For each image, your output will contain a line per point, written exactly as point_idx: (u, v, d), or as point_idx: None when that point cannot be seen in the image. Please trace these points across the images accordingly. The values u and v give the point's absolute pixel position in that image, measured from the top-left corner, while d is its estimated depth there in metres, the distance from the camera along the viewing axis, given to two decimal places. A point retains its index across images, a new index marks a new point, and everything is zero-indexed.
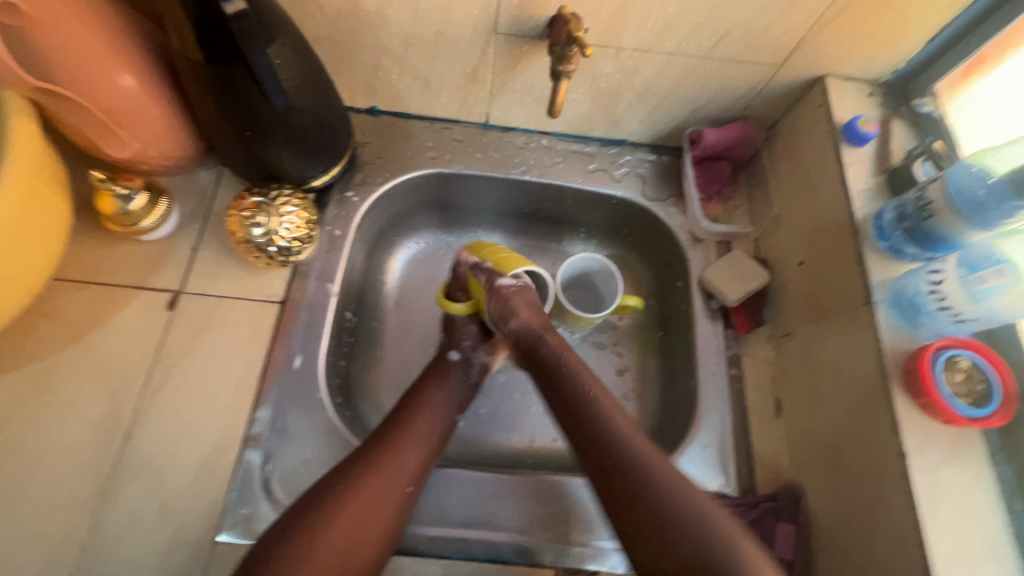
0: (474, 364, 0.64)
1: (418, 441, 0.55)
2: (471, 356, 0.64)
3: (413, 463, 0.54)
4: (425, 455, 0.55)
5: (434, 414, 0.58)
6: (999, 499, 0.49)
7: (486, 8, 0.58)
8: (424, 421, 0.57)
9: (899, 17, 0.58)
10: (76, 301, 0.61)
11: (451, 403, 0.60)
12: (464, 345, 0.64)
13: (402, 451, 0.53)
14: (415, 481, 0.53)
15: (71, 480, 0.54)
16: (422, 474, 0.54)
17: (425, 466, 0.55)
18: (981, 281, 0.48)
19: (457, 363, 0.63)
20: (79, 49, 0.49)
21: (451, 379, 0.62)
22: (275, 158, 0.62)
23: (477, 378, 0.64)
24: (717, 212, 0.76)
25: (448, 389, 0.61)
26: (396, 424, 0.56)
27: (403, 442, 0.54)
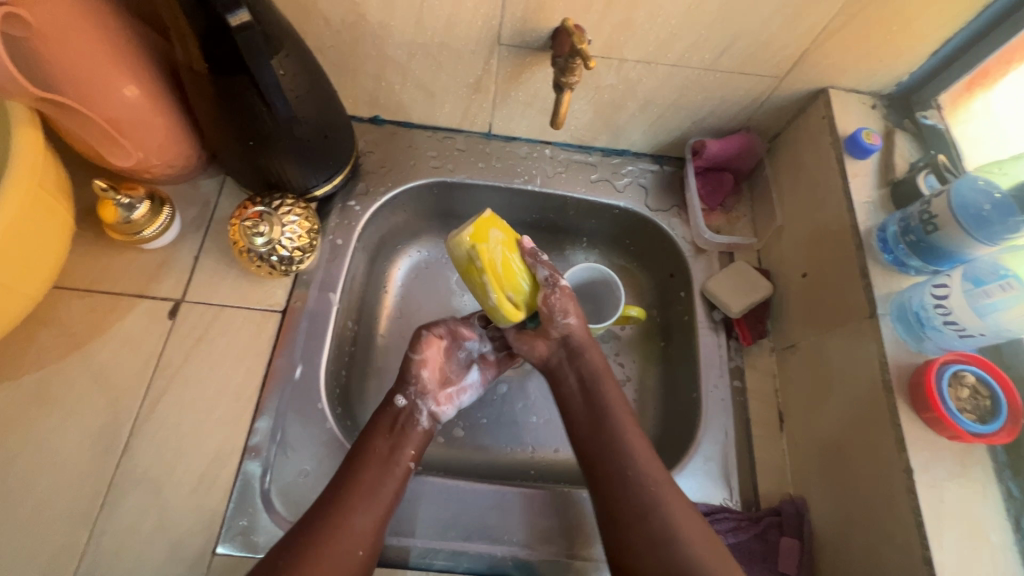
0: (421, 412, 0.59)
1: (368, 501, 0.52)
2: (418, 402, 0.59)
3: (364, 525, 0.51)
4: (378, 513, 0.52)
5: (383, 468, 0.54)
6: (1006, 516, 0.48)
7: (490, 19, 0.59)
8: (371, 477, 0.54)
9: (902, 29, 0.58)
10: (76, 309, 0.61)
11: (400, 452, 0.56)
12: (411, 389, 0.60)
13: (351, 513, 0.51)
14: (367, 544, 0.50)
15: (69, 490, 0.54)
16: (377, 534, 0.52)
17: (379, 526, 0.52)
18: (987, 295, 0.48)
19: (404, 410, 0.59)
20: (83, 60, 0.49)
21: (400, 427, 0.58)
22: (278, 168, 0.62)
23: (427, 426, 0.60)
24: (720, 222, 0.76)
25: (396, 437, 0.57)
26: (345, 482, 0.53)
27: (353, 502, 0.51)
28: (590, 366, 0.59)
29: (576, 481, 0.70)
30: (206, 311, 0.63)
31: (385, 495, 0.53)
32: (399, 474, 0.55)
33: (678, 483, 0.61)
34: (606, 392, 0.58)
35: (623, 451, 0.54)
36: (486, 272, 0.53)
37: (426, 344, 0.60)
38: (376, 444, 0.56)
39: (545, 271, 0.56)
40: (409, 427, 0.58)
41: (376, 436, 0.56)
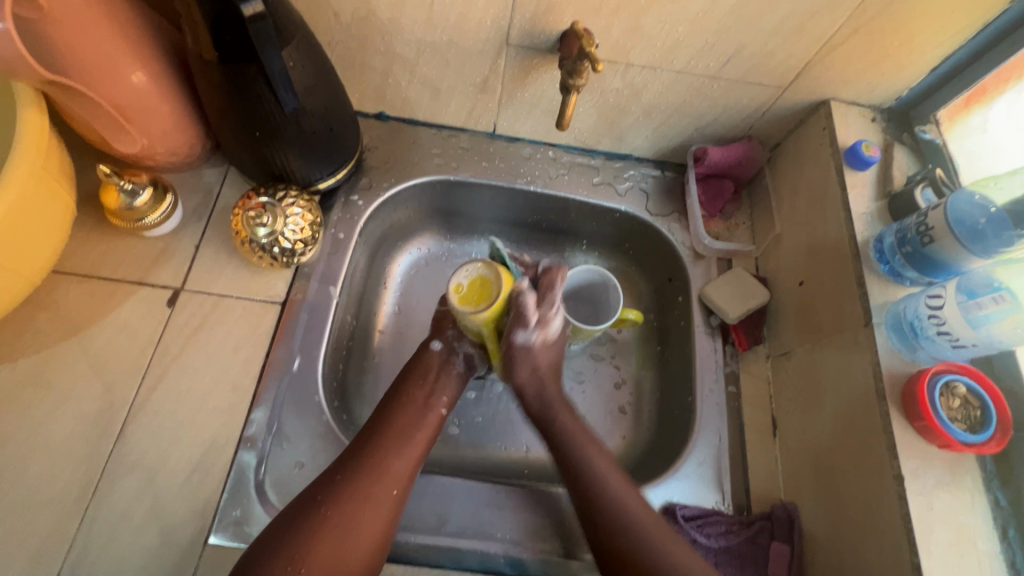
0: (456, 355, 0.63)
1: (402, 444, 0.55)
2: (454, 344, 0.63)
3: (400, 466, 0.54)
4: (412, 456, 0.55)
5: (418, 414, 0.58)
6: (992, 524, 0.49)
7: (499, 19, 0.59)
8: (406, 421, 0.57)
9: (904, 45, 0.59)
10: (74, 294, 0.61)
11: (435, 399, 0.60)
12: (447, 335, 0.64)
13: (388, 454, 0.54)
14: (402, 485, 0.54)
15: (61, 476, 0.54)
16: (410, 476, 0.55)
17: (413, 468, 0.55)
18: (980, 307, 0.49)
19: (440, 353, 0.63)
20: (91, 44, 0.49)
21: (436, 373, 0.62)
22: (283, 160, 0.62)
23: (462, 370, 0.63)
24: (719, 229, 0.77)
25: (431, 386, 0.61)
26: (381, 426, 0.56)
27: (389, 444, 0.55)
28: (564, 430, 0.60)
29: None
30: (205, 300, 0.63)
31: (419, 439, 0.57)
32: (432, 420, 0.59)
33: (672, 484, 0.61)
34: (580, 440, 0.59)
35: (609, 496, 0.54)
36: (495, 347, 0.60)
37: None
38: (412, 392, 0.60)
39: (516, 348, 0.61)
40: (444, 372, 0.62)
41: (411, 384, 0.60)
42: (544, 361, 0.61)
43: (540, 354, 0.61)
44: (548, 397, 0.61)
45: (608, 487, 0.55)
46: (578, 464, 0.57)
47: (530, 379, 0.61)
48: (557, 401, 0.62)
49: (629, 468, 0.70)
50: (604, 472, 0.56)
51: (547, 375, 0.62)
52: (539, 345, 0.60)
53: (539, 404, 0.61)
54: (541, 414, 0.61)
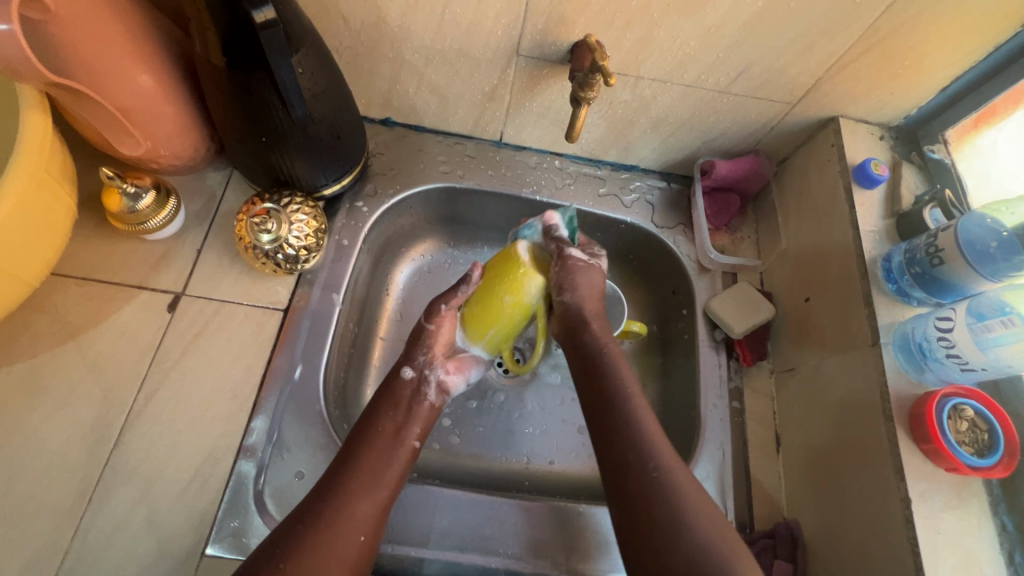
0: (428, 384, 0.60)
1: (372, 485, 0.52)
2: (426, 373, 0.60)
3: (367, 510, 0.51)
4: (379, 497, 0.52)
5: (387, 451, 0.55)
6: (997, 548, 0.49)
7: (510, 30, 0.59)
8: (375, 459, 0.54)
9: (914, 64, 0.59)
10: (73, 297, 0.60)
11: (405, 433, 0.56)
12: (419, 360, 0.60)
13: (354, 496, 0.51)
14: (369, 530, 0.50)
15: (56, 484, 0.53)
16: (379, 518, 0.51)
17: (382, 510, 0.52)
18: (989, 330, 0.49)
19: (411, 383, 0.59)
20: (98, 47, 0.49)
21: (406, 406, 0.58)
22: (289, 166, 0.61)
23: (434, 400, 0.60)
24: (725, 242, 0.77)
25: (402, 418, 0.57)
26: (349, 466, 0.52)
27: (356, 486, 0.51)
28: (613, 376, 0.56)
29: (570, 493, 0.69)
30: (206, 306, 0.62)
31: (389, 478, 0.53)
32: (403, 455, 0.55)
33: None
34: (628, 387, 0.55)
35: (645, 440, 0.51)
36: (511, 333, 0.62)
37: (442, 316, 0.59)
38: (381, 425, 0.56)
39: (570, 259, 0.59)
40: (416, 403, 0.59)
41: (381, 417, 0.57)
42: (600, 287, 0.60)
43: (599, 275, 0.60)
44: (598, 339, 0.58)
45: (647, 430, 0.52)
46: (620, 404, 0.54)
47: (588, 303, 0.58)
48: (609, 340, 0.59)
49: None
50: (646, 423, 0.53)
51: (600, 303, 0.60)
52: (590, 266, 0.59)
53: (592, 344, 0.58)
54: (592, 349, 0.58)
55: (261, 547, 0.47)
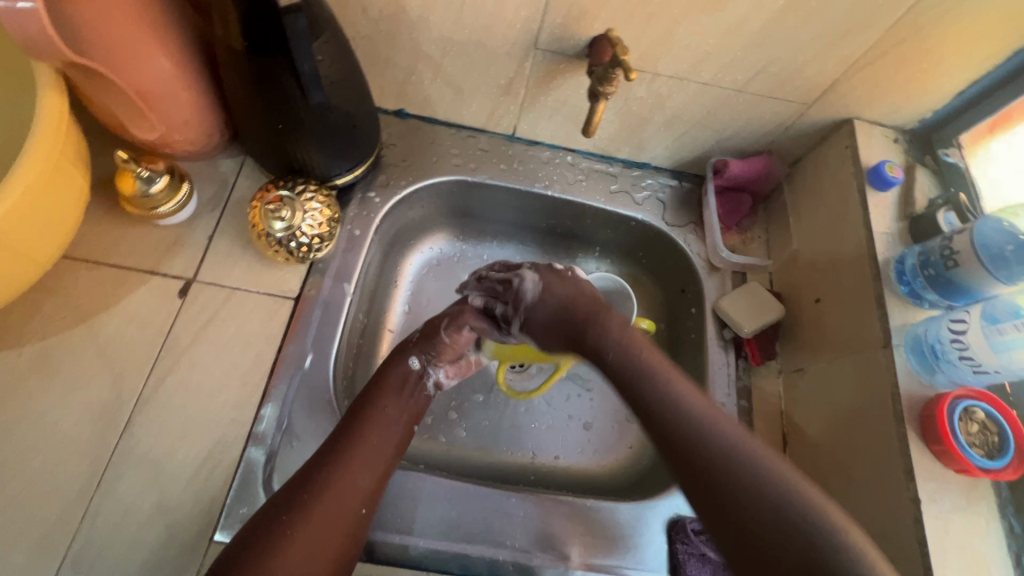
0: (429, 377, 0.62)
1: (372, 460, 0.52)
2: (429, 369, 0.62)
3: (367, 483, 0.51)
4: (379, 472, 0.52)
5: (388, 427, 0.55)
6: (1004, 549, 0.50)
7: (529, 23, 0.59)
8: (376, 435, 0.54)
9: (932, 67, 0.59)
10: (84, 280, 0.60)
11: (404, 413, 0.57)
12: (427, 355, 0.62)
13: (354, 469, 0.51)
14: (369, 502, 0.51)
15: (65, 467, 0.52)
16: (376, 493, 0.52)
17: (378, 484, 0.52)
18: (1000, 333, 0.49)
19: (416, 373, 0.61)
20: (117, 27, 0.48)
21: (411, 388, 0.60)
22: (304, 153, 0.61)
23: (431, 392, 0.62)
24: (735, 242, 0.77)
25: (404, 400, 0.58)
26: (351, 437, 0.53)
27: (357, 459, 0.51)
28: (654, 392, 0.52)
29: (574, 489, 0.69)
30: (218, 292, 0.62)
31: (386, 453, 0.54)
32: (401, 434, 0.56)
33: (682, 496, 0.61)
34: (649, 365, 0.54)
35: (696, 433, 0.48)
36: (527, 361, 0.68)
37: (461, 330, 0.63)
38: (384, 403, 0.57)
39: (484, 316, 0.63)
40: (417, 390, 0.60)
41: (382, 396, 0.57)
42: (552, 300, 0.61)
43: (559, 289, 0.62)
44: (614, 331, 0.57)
45: (723, 438, 0.47)
46: (650, 405, 0.51)
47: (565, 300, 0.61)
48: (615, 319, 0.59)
49: (638, 477, 0.70)
50: (698, 410, 0.50)
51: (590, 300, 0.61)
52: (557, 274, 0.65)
53: (604, 343, 0.57)
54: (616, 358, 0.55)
55: (258, 515, 0.47)
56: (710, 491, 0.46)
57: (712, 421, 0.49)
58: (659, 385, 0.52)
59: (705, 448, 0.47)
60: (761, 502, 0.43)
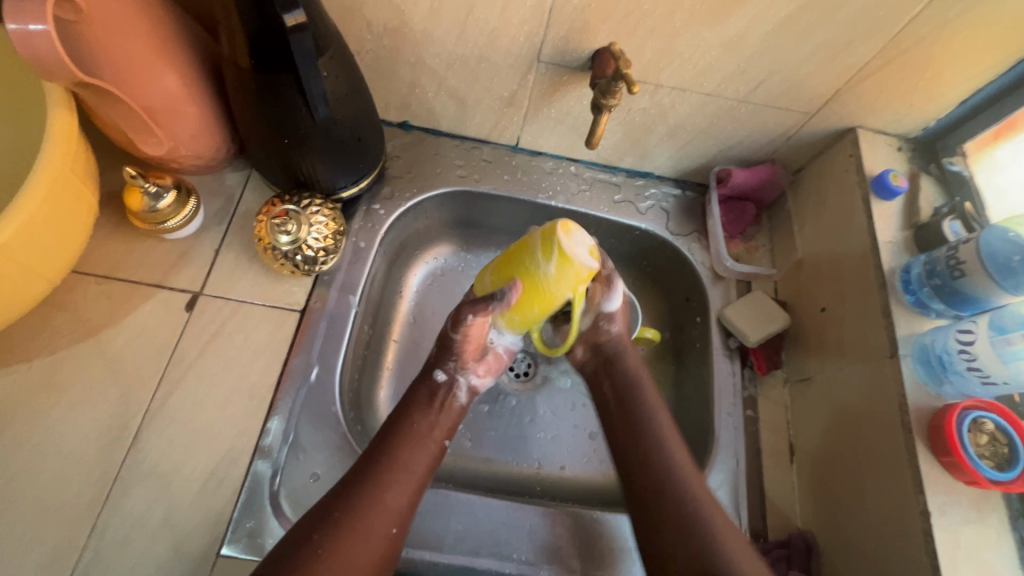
0: (459, 387, 0.60)
1: (401, 478, 0.53)
2: (458, 377, 0.60)
3: (397, 501, 0.51)
4: (410, 490, 0.53)
5: (419, 444, 0.56)
6: (1017, 563, 0.49)
7: (532, 36, 0.59)
8: (407, 452, 0.54)
9: (935, 76, 0.59)
10: (92, 295, 0.60)
11: (436, 430, 0.57)
12: (451, 364, 0.59)
13: (384, 487, 0.51)
14: (400, 521, 0.51)
15: (73, 481, 0.53)
16: (408, 511, 0.52)
17: (410, 502, 0.52)
18: (1009, 343, 0.49)
19: (444, 385, 0.60)
20: (126, 46, 0.49)
21: (439, 403, 0.59)
22: (309, 167, 0.61)
23: (463, 402, 0.61)
24: (740, 251, 0.77)
25: (433, 416, 0.58)
26: (381, 456, 0.53)
27: (387, 478, 0.52)
28: (652, 429, 0.57)
29: (580, 501, 0.69)
30: (224, 305, 0.62)
31: (418, 471, 0.54)
32: (432, 451, 0.56)
33: None
34: (646, 398, 0.60)
35: (676, 481, 0.54)
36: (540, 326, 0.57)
37: (470, 325, 0.56)
38: (416, 420, 0.57)
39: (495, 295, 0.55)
40: (447, 405, 0.59)
41: (414, 412, 0.57)
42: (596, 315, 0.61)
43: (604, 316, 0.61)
44: (631, 369, 0.62)
45: (693, 493, 0.53)
46: (650, 436, 0.57)
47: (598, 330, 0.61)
48: (625, 350, 0.63)
49: None
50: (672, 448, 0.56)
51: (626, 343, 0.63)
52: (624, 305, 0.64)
53: (626, 378, 0.61)
54: (627, 390, 0.61)
55: (287, 536, 0.48)
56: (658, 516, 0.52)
57: (686, 486, 0.53)
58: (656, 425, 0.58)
59: (674, 494, 0.53)
60: (713, 527, 0.51)
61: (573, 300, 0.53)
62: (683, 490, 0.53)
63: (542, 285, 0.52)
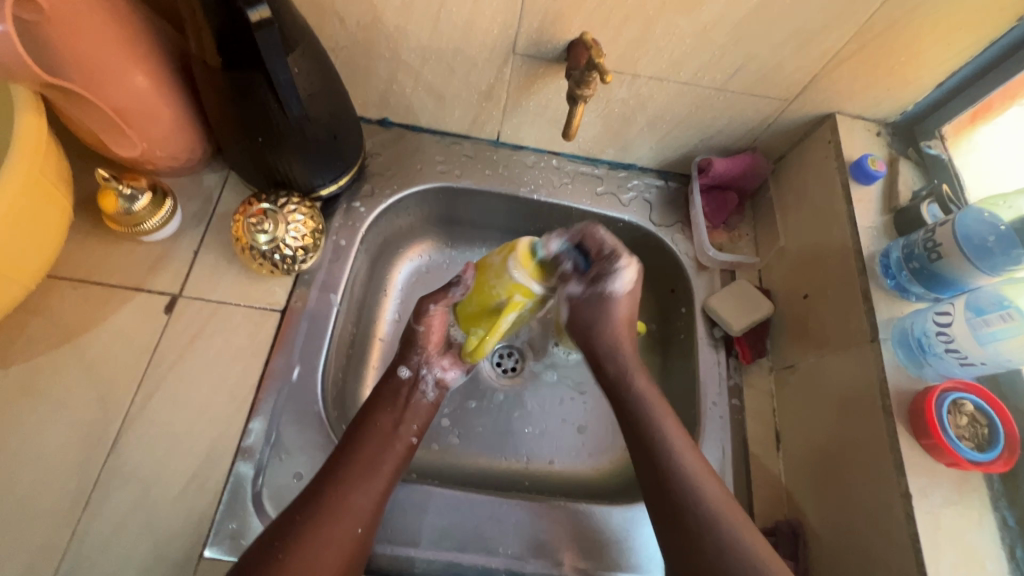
0: (425, 382, 0.62)
1: (367, 479, 0.53)
2: (422, 372, 0.62)
3: (362, 503, 0.51)
4: (376, 489, 0.53)
5: (383, 443, 0.56)
6: (999, 542, 0.49)
7: (506, 28, 0.59)
8: (372, 452, 0.55)
9: (911, 59, 0.59)
10: (69, 299, 0.60)
11: (400, 427, 0.58)
12: (415, 360, 0.62)
13: (348, 488, 0.51)
14: (365, 522, 0.51)
15: (52, 488, 0.52)
16: (375, 512, 0.52)
17: (377, 503, 0.53)
18: (987, 324, 0.49)
19: (407, 382, 0.61)
20: (92, 47, 0.49)
21: (404, 400, 0.60)
22: (285, 165, 0.61)
23: (431, 397, 0.62)
24: (723, 240, 0.77)
25: (399, 413, 0.59)
26: (346, 457, 0.54)
27: (352, 479, 0.52)
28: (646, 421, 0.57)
29: (570, 494, 0.69)
30: (204, 307, 0.62)
31: (384, 471, 0.54)
32: (399, 450, 0.56)
33: None
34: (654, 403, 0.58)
35: (684, 480, 0.53)
36: (478, 327, 0.60)
37: (431, 317, 0.61)
38: (379, 419, 0.57)
39: (456, 292, 0.61)
40: (414, 399, 0.61)
41: (378, 411, 0.58)
42: (588, 291, 0.62)
43: (610, 304, 0.62)
44: (619, 351, 0.62)
45: (684, 469, 0.53)
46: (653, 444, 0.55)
47: (594, 326, 0.63)
48: (632, 361, 0.62)
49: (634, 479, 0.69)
50: (687, 463, 0.54)
51: (622, 325, 0.63)
52: (589, 299, 0.62)
53: (614, 368, 0.61)
54: (615, 378, 0.61)
55: (257, 542, 0.48)
56: (680, 521, 0.52)
57: (699, 484, 0.53)
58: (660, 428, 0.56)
59: (684, 500, 0.52)
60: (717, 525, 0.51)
61: (504, 304, 0.58)
62: (699, 490, 0.52)
63: (484, 275, 0.59)
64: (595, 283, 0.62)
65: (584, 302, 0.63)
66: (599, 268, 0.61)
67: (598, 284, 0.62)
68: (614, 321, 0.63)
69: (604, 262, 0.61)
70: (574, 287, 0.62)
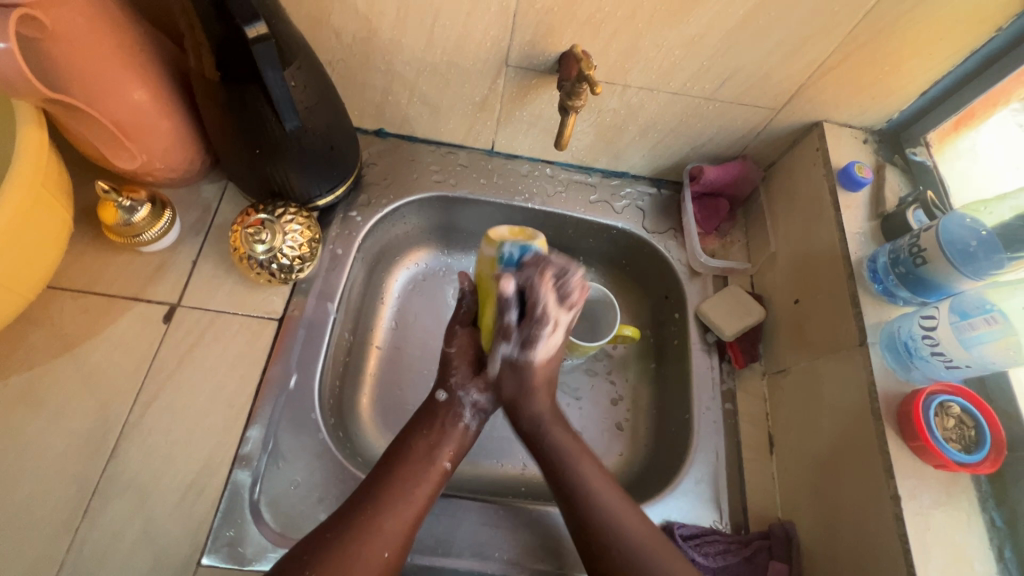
0: (462, 405, 0.61)
1: (400, 501, 0.53)
2: (459, 394, 0.62)
3: (393, 525, 0.51)
4: (408, 514, 0.52)
5: (420, 467, 0.56)
6: (987, 543, 0.50)
7: (499, 41, 0.60)
8: (407, 475, 0.55)
9: (895, 69, 0.60)
10: (69, 309, 0.60)
11: (438, 452, 0.58)
12: (450, 383, 0.62)
13: (381, 509, 0.51)
14: (395, 546, 0.51)
15: (51, 497, 0.53)
16: (405, 538, 0.52)
17: (410, 526, 0.52)
18: (972, 327, 0.50)
19: (445, 404, 0.61)
20: (93, 62, 0.50)
21: (441, 424, 0.60)
22: (282, 176, 0.62)
23: (470, 422, 0.62)
24: (715, 247, 0.78)
25: (436, 437, 0.59)
26: (380, 480, 0.54)
27: (386, 501, 0.52)
28: (573, 473, 0.57)
29: None
30: (202, 316, 0.62)
31: (418, 495, 0.54)
32: (434, 475, 0.56)
33: (670, 504, 0.61)
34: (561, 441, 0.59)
35: (605, 515, 0.54)
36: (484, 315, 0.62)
37: (459, 337, 0.65)
38: (416, 443, 0.58)
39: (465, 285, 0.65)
40: (451, 424, 0.60)
41: (416, 434, 0.58)
42: (516, 355, 0.60)
43: (531, 369, 0.60)
44: (536, 413, 0.61)
45: (601, 502, 0.55)
46: (572, 484, 0.56)
47: (517, 393, 0.61)
48: (548, 415, 0.61)
49: (629, 484, 0.69)
50: (605, 499, 0.55)
51: (539, 388, 0.61)
52: (517, 361, 0.60)
53: (529, 422, 0.61)
54: (530, 434, 0.61)
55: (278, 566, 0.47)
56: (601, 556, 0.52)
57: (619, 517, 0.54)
58: (576, 469, 0.57)
59: (604, 537, 0.53)
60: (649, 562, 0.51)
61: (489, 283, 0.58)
62: (619, 525, 0.53)
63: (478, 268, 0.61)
64: (525, 350, 0.59)
65: (511, 364, 0.61)
66: (529, 331, 0.58)
67: (525, 348, 0.59)
68: (535, 384, 0.61)
69: (536, 324, 0.57)
70: (506, 348, 0.60)
